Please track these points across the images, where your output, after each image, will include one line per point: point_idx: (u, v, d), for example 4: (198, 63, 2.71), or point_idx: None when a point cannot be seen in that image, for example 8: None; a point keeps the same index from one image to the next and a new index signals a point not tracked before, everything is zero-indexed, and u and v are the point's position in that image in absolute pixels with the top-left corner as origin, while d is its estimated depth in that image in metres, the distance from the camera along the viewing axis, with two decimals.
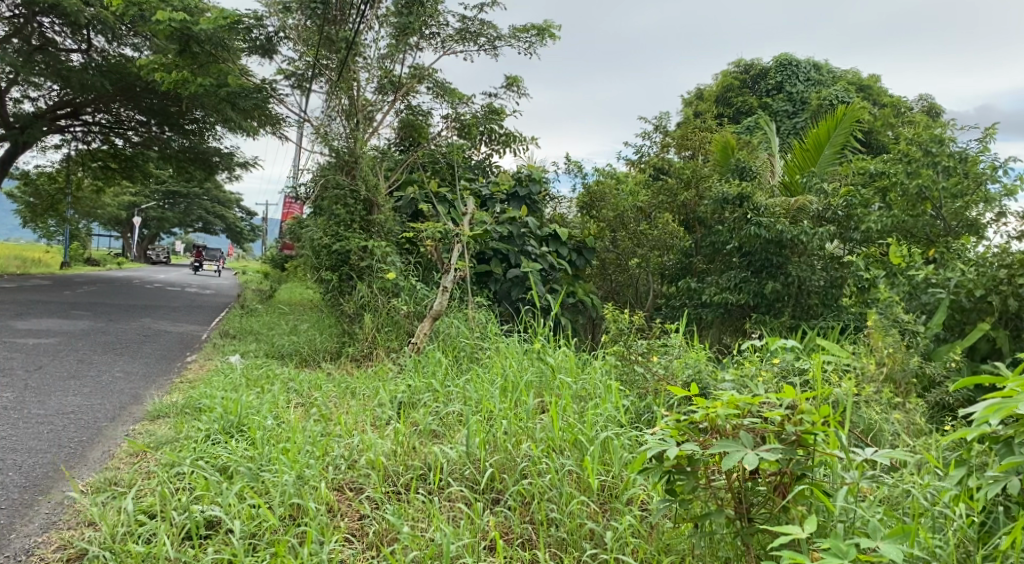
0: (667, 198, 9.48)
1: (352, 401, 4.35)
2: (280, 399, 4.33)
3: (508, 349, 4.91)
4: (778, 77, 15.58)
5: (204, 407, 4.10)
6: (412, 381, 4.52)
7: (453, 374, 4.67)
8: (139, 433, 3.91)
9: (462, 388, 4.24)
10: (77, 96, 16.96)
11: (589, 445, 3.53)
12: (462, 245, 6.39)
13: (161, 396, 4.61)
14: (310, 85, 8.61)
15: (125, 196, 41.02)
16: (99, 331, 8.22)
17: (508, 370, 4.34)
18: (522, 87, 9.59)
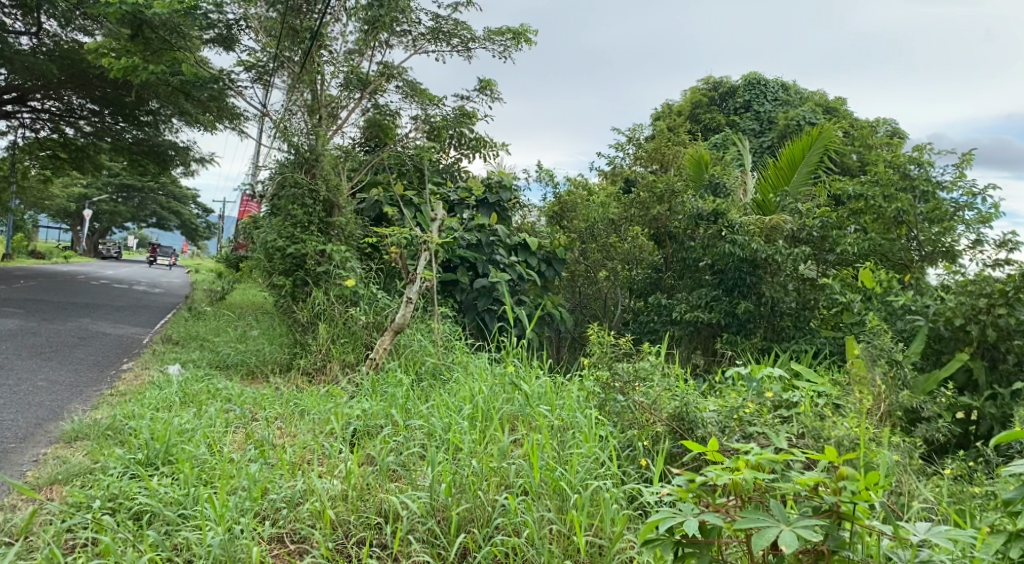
0: (637, 212, 9.10)
1: (300, 427, 3.91)
2: (217, 422, 3.86)
3: (477, 370, 4.51)
4: (747, 96, 15.46)
5: (129, 431, 3.62)
6: (369, 404, 4.10)
7: (416, 396, 4.25)
8: (51, 460, 3.41)
9: (425, 418, 3.82)
10: (25, 82, 16.15)
11: (570, 493, 3.16)
12: (429, 253, 5.96)
13: (84, 413, 4.09)
14: (272, 79, 8.12)
15: (74, 188, 39.57)
16: (29, 331, 7.59)
17: (477, 397, 3.94)
18: (495, 91, 9.23)
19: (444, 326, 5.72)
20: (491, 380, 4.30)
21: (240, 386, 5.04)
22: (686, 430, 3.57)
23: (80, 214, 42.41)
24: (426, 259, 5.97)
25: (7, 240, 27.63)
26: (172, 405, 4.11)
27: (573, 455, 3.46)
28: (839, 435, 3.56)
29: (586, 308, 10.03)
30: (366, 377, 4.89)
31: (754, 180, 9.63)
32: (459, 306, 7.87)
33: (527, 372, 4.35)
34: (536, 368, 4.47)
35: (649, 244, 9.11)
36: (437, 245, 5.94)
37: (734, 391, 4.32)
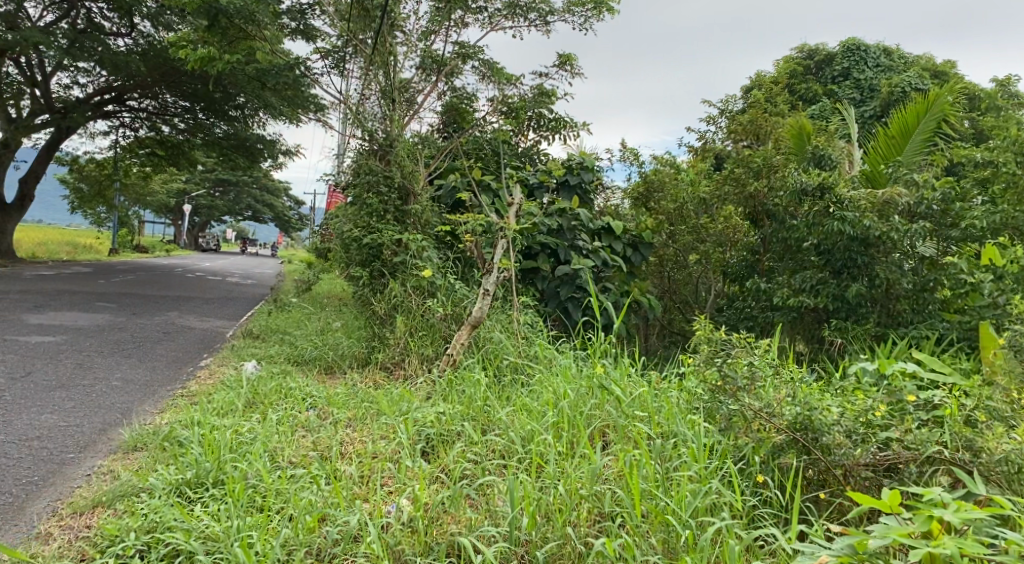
0: (730, 189, 8.49)
1: (369, 437, 3.61)
2: (279, 432, 3.60)
3: (563, 369, 4.12)
4: (845, 63, 14.36)
5: (185, 444, 3.41)
6: (443, 407, 3.77)
7: (496, 398, 3.89)
8: (103, 477, 3.22)
9: (504, 429, 3.48)
10: (121, 81, 16.63)
11: (681, 529, 2.81)
12: (507, 239, 5.50)
13: (148, 419, 3.90)
14: (347, 65, 7.88)
15: (174, 184, 41.22)
16: (116, 325, 7.62)
17: (561, 402, 3.55)
18: (577, 66, 8.74)
19: (527, 317, 5.36)
20: (577, 381, 3.90)
21: (315, 384, 4.84)
22: (808, 443, 3.08)
23: (180, 209, 44.16)
24: (503, 247, 5.50)
25: (113, 236, 28.89)
26: (239, 410, 3.89)
27: (676, 479, 3.07)
28: (1008, 451, 2.94)
29: (676, 294, 9.51)
30: (443, 376, 4.56)
31: (861, 151, 8.81)
32: (541, 295, 7.49)
33: (619, 371, 3.93)
34: (627, 364, 4.03)
35: (744, 224, 8.50)
36: (516, 231, 5.47)
37: (856, 391, 3.75)
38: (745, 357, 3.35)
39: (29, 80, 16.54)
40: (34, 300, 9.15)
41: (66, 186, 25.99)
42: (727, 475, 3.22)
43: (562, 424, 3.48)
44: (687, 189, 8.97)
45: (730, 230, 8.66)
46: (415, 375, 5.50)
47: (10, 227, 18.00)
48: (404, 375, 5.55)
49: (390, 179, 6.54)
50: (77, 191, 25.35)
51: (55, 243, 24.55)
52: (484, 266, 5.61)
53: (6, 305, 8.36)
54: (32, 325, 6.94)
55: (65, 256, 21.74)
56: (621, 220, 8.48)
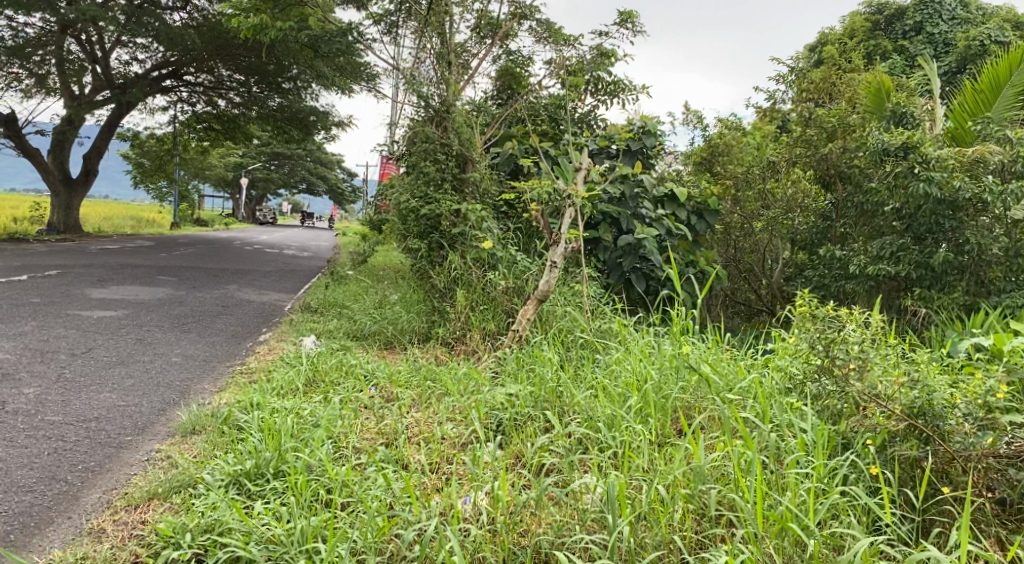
0: (801, 151, 8.04)
1: (436, 421, 3.44)
2: (340, 415, 3.44)
3: (639, 348, 3.89)
4: (918, 17, 13.49)
5: (246, 427, 3.29)
6: (515, 389, 3.56)
7: (568, 378, 3.68)
8: (161, 465, 3.10)
9: (585, 415, 3.30)
10: (178, 56, 16.71)
11: (805, 538, 2.63)
12: (574, 208, 5.21)
13: (207, 399, 3.79)
14: (401, 30, 7.65)
15: (231, 158, 41.79)
16: (176, 299, 7.60)
17: (645, 385, 3.34)
18: (638, 24, 8.34)
19: (594, 289, 5.11)
20: (658, 360, 3.67)
21: (376, 360, 4.70)
22: (932, 431, 2.85)
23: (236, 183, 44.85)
24: (571, 216, 5.21)
25: (174, 210, 29.43)
26: (300, 389, 3.76)
27: (785, 476, 2.88)
28: None
29: (743, 263, 9.11)
30: (509, 353, 4.36)
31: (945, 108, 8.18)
32: (603, 265, 7.20)
33: (703, 350, 3.68)
34: (709, 342, 3.76)
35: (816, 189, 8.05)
36: (584, 199, 5.17)
37: (966, 370, 3.42)
38: (848, 333, 3.06)
39: (90, 56, 16.74)
40: (98, 274, 9.24)
41: (128, 160, 26.47)
42: (839, 468, 3.01)
43: (649, 409, 3.27)
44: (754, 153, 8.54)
45: (800, 195, 8.23)
46: (477, 351, 5.31)
47: (75, 203, 18.37)
48: (466, 350, 5.38)
49: (448, 146, 6.32)
50: (138, 166, 25.82)
51: (119, 217, 25.10)
52: (550, 236, 5.37)
53: (71, 279, 8.43)
54: (95, 299, 6.96)
55: (129, 230, 22.21)
56: (685, 186, 8.11)
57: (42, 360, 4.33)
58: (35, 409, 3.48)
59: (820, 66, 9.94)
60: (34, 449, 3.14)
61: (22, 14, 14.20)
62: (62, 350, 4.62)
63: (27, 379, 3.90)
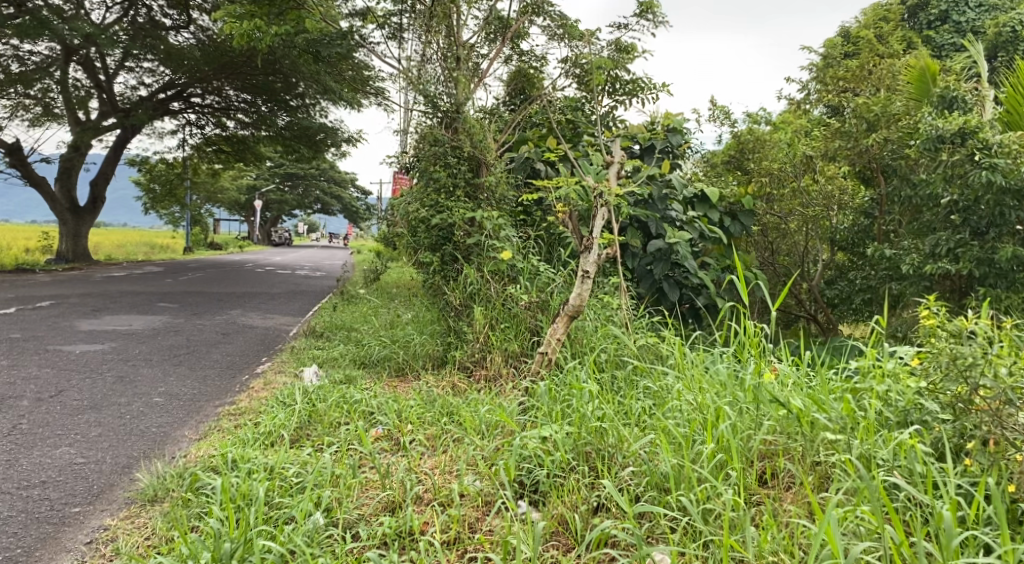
0: (840, 144, 7.39)
1: (456, 478, 2.85)
2: (331, 474, 2.86)
3: (695, 372, 3.29)
4: (943, 6, 12.75)
5: (213, 498, 2.71)
6: (551, 432, 2.98)
7: (614, 415, 3.09)
8: (103, 555, 2.54)
9: (648, 468, 2.71)
10: (183, 78, 16.29)
11: None
12: (607, 208, 4.59)
13: (180, 454, 3.21)
14: (405, 33, 7.12)
15: (244, 181, 41.59)
16: (173, 327, 7.03)
17: (720, 429, 2.75)
18: (660, 14, 7.76)
19: (630, 302, 4.53)
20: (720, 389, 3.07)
21: (384, 394, 4.10)
22: None
23: (251, 206, 44.67)
24: (604, 217, 4.60)
25: (188, 236, 29.12)
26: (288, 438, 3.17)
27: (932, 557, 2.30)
28: None
29: (779, 266, 8.44)
30: (538, 382, 3.76)
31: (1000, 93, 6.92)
32: (633, 274, 6.56)
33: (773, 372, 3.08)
34: (777, 367, 3.18)
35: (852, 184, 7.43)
36: (617, 198, 4.55)
37: None
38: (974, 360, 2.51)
39: (94, 82, 16.36)
40: (95, 303, 8.69)
41: (138, 185, 26.08)
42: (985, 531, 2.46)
43: (730, 463, 2.70)
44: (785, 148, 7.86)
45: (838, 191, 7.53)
46: (501, 376, 4.69)
47: (84, 231, 17.95)
48: (487, 375, 4.77)
49: (459, 150, 5.75)
50: (150, 192, 25.54)
51: (133, 244, 24.72)
52: (582, 242, 4.76)
53: (64, 309, 7.91)
54: (85, 331, 6.44)
55: (143, 257, 21.87)
56: (718, 185, 7.48)
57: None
58: None
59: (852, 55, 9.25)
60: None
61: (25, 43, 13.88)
62: (27, 395, 4.05)
63: None
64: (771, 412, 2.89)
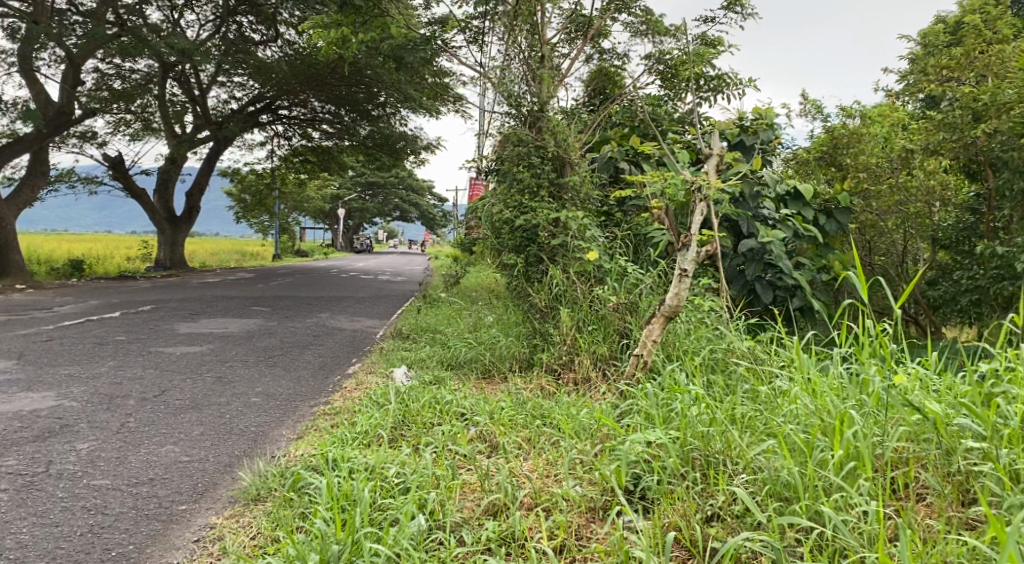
0: (944, 136, 6.68)
1: (555, 487, 2.78)
2: (428, 478, 2.82)
3: (806, 371, 3.13)
4: None
5: (317, 498, 2.73)
6: (656, 435, 2.87)
7: (723, 418, 2.95)
8: (210, 553, 2.57)
9: (768, 477, 2.59)
10: (271, 91, 16.80)
11: None
12: (706, 204, 4.43)
13: (280, 454, 3.25)
14: (487, 36, 7.11)
15: (328, 190, 42.73)
16: (266, 330, 7.19)
17: (847, 435, 2.59)
18: (748, 6, 7.53)
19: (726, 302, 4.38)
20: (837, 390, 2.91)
21: (474, 395, 4.05)
22: None
23: (334, 214, 45.86)
24: (704, 214, 4.43)
25: (275, 243, 30.07)
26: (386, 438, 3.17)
27: None
28: None
29: (877, 265, 8.03)
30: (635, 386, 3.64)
31: None
32: (722, 275, 6.34)
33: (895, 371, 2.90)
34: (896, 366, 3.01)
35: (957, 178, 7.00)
36: (716, 193, 4.40)
37: None
38: None
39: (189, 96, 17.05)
40: (193, 308, 9.02)
41: (229, 196, 27.09)
42: None
43: (862, 471, 2.55)
44: (883, 145, 7.39)
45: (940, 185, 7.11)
46: (589, 380, 4.58)
47: (180, 239, 18.71)
48: (575, 378, 4.65)
49: (543, 150, 5.65)
50: (240, 202, 26.48)
51: (225, 252, 25.66)
52: (679, 241, 4.61)
53: (163, 313, 8.20)
54: (183, 334, 6.66)
55: (234, 264, 22.68)
56: (812, 181, 7.17)
57: (108, 407, 3.89)
58: (84, 471, 3.07)
59: (955, 42, 8.75)
60: (70, 526, 2.69)
61: (126, 61, 14.57)
62: (133, 394, 4.17)
63: (84, 431, 3.49)
64: (899, 416, 2.73)
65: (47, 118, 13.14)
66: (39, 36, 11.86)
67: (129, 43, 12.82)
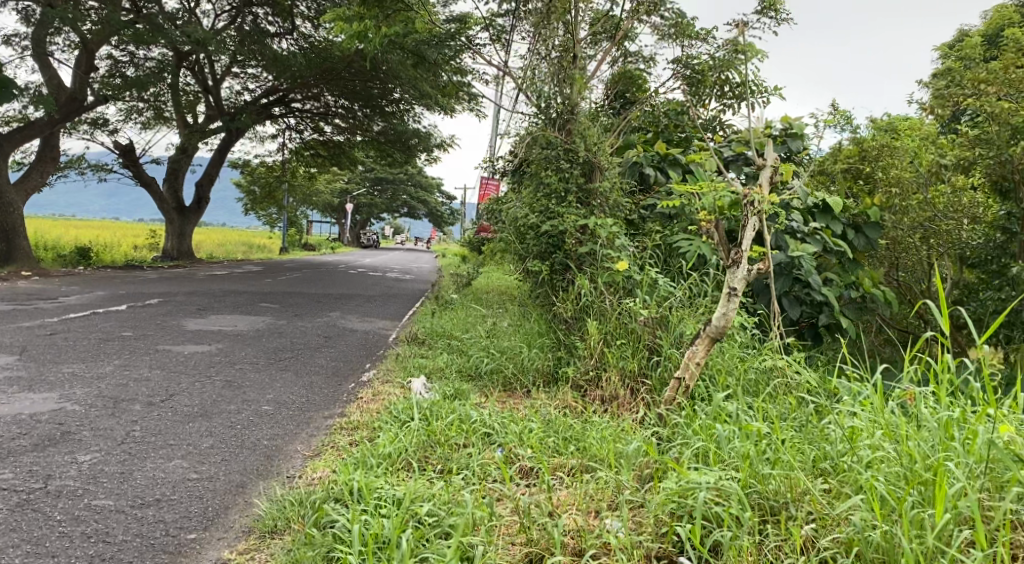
0: (980, 151, 6.25)
1: (590, 529, 2.68)
2: (457, 521, 2.62)
3: (884, 406, 2.90)
4: None
5: (345, 540, 2.53)
6: (719, 479, 2.70)
7: (797, 462, 2.77)
8: None
9: (854, 536, 2.43)
10: (285, 84, 16.59)
11: None
12: (758, 219, 4.12)
13: (294, 478, 3.05)
14: (511, 34, 6.87)
15: (337, 184, 42.57)
16: (275, 330, 6.97)
17: (950, 494, 2.36)
18: (783, 12, 7.28)
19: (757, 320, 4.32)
20: (924, 435, 2.67)
21: (501, 413, 3.82)
22: None
23: (342, 209, 45.69)
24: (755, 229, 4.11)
25: (283, 236, 29.88)
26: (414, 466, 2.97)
27: None
28: None
29: None
30: (674, 419, 3.48)
31: None
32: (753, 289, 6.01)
33: (994, 414, 2.61)
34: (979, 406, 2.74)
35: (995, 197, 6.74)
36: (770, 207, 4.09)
37: None
38: None
39: (202, 86, 16.85)
40: (200, 302, 8.81)
41: (238, 187, 26.86)
42: None
43: (974, 538, 2.33)
44: (911, 159, 6.98)
45: (968, 204, 6.72)
46: (617, 398, 4.32)
47: (188, 230, 18.52)
48: (602, 396, 4.40)
49: (572, 153, 5.42)
50: (248, 193, 26.29)
51: (233, 243, 25.46)
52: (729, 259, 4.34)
53: (171, 307, 7.99)
54: (191, 331, 6.43)
55: (242, 256, 22.49)
56: (844, 194, 6.91)
57: (112, 413, 3.67)
58: (84, 488, 2.87)
59: (994, 55, 8.45)
60: (69, 557, 2.50)
61: (140, 49, 14.38)
62: (139, 399, 3.95)
63: (86, 440, 3.27)
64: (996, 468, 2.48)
65: (59, 105, 12.97)
66: (53, 21, 11.66)
67: (144, 32, 12.63)
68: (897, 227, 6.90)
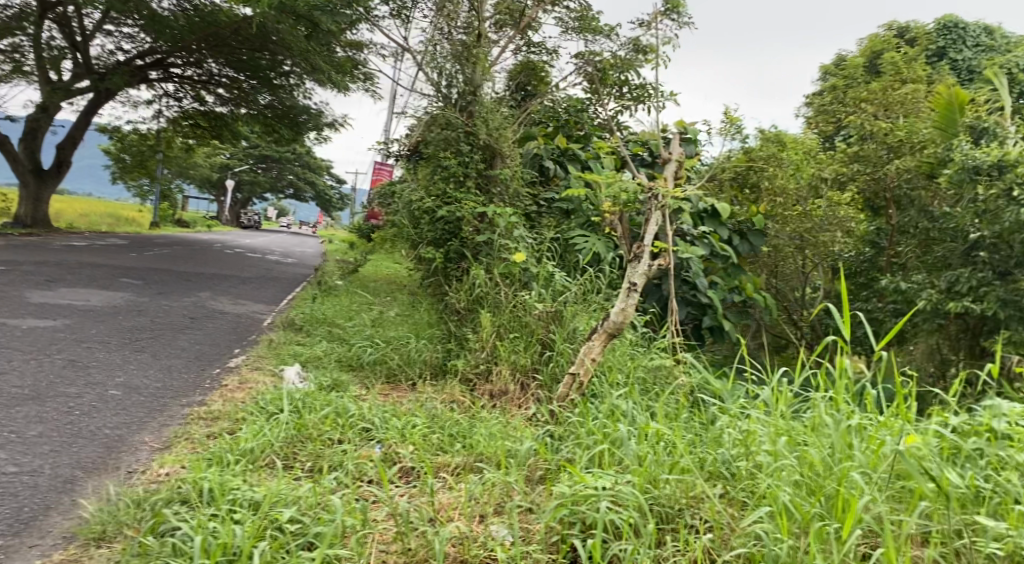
0: (858, 168, 6.67)
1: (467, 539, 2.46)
2: (323, 527, 2.34)
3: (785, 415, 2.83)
4: (938, 43, 12.10)
5: (186, 551, 2.20)
6: (617, 487, 2.54)
7: (695, 471, 2.64)
8: None
9: (758, 549, 2.30)
10: (164, 45, 15.44)
11: None
12: (660, 212, 4.01)
13: (134, 474, 2.67)
14: (412, 11, 6.56)
15: (219, 160, 40.52)
16: (135, 307, 6.34)
17: (853, 506, 2.27)
18: (685, 15, 7.31)
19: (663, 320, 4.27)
20: (827, 443, 2.60)
21: (382, 408, 3.53)
22: None
23: (223, 186, 43.57)
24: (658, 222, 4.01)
25: (155, 210, 28.10)
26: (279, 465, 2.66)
27: None
28: None
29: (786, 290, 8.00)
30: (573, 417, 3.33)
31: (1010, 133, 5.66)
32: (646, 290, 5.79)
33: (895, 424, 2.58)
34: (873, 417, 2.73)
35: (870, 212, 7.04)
36: (674, 202, 4.01)
37: None
38: None
39: (70, 41, 15.26)
40: (50, 274, 7.97)
41: (106, 154, 24.98)
42: None
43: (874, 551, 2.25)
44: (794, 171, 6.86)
45: (842, 217, 6.82)
46: (507, 393, 4.10)
47: (45, 195, 16.99)
48: (492, 391, 4.17)
49: (473, 136, 5.19)
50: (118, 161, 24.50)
51: (97, 214, 23.62)
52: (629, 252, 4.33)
53: (15, 278, 7.17)
54: (34, 305, 5.75)
55: (106, 228, 20.90)
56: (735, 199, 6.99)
57: None
58: None
59: (875, 78, 8.86)
60: None
61: None
62: None
63: None
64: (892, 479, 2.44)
65: None
66: None
67: None
68: (778, 236, 6.91)
